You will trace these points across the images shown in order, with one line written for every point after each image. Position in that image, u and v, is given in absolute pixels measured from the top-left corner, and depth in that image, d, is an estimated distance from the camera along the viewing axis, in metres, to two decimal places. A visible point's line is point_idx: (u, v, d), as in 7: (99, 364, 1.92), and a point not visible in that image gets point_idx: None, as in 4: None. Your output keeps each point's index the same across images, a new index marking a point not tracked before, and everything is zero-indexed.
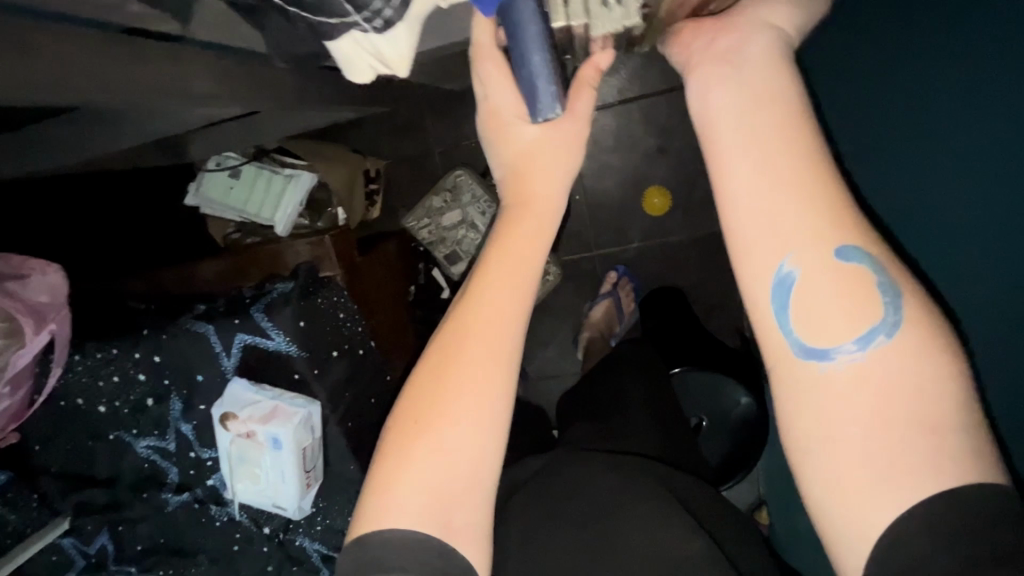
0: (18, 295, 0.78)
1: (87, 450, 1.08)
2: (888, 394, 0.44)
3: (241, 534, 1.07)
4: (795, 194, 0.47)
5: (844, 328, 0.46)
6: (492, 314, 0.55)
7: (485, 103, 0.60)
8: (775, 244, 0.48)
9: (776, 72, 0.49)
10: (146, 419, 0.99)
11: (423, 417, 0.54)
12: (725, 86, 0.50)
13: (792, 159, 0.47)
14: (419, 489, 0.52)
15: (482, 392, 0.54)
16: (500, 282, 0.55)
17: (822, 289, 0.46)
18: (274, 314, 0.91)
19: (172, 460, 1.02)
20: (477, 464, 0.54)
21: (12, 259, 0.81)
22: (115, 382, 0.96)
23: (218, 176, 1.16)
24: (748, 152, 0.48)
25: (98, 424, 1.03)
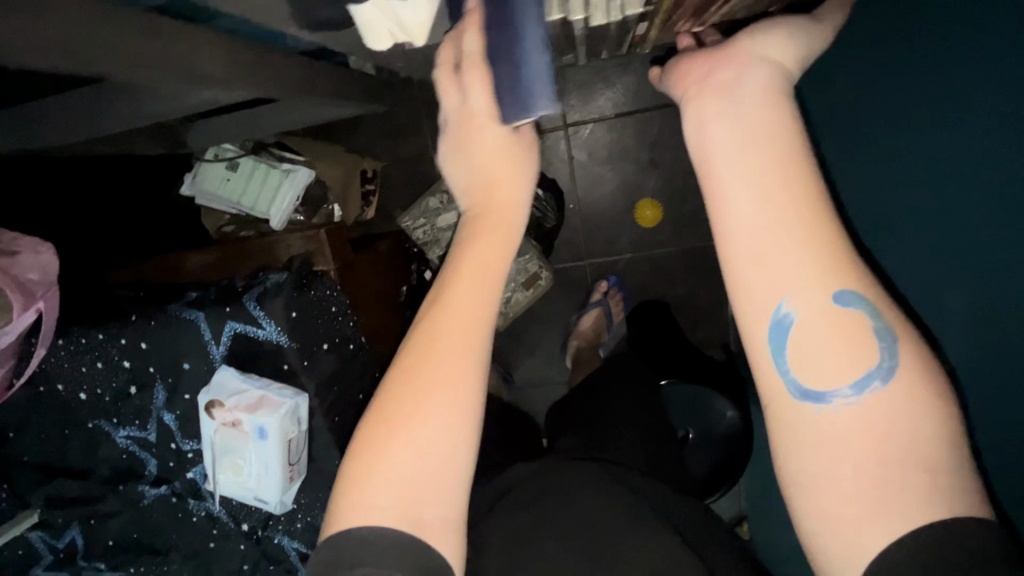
0: (8, 271, 0.77)
1: (63, 439, 1.05)
2: (884, 434, 0.45)
3: (217, 531, 1.05)
4: (793, 235, 0.47)
5: (837, 368, 0.46)
6: (461, 319, 0.55)
7: (461, 109, 0.59)
8: (773, 285, 0.47)
9: (774, 112, 0.49)
10: (128, 408, 0.98)
11: (393, 420, 0.54)
12: (724, 123, 0.50)
13: (789, 204, 0.47)
14: (390, 495, 0.52)
15: (455, 389, 0.54)
16: (469, 287, 0.56)
17: (818, 330, 0.47)
18: (264, 303, 0.91)
19: (153, 451, 1.01)
20: (452, 467, 0.54)
21: (3, 236, 0.80)
22: (97, 369, 0.95)
23: (214, 167, 1.16)
24: (747, 190, 0.48)
25: (77, 411, 1.01)
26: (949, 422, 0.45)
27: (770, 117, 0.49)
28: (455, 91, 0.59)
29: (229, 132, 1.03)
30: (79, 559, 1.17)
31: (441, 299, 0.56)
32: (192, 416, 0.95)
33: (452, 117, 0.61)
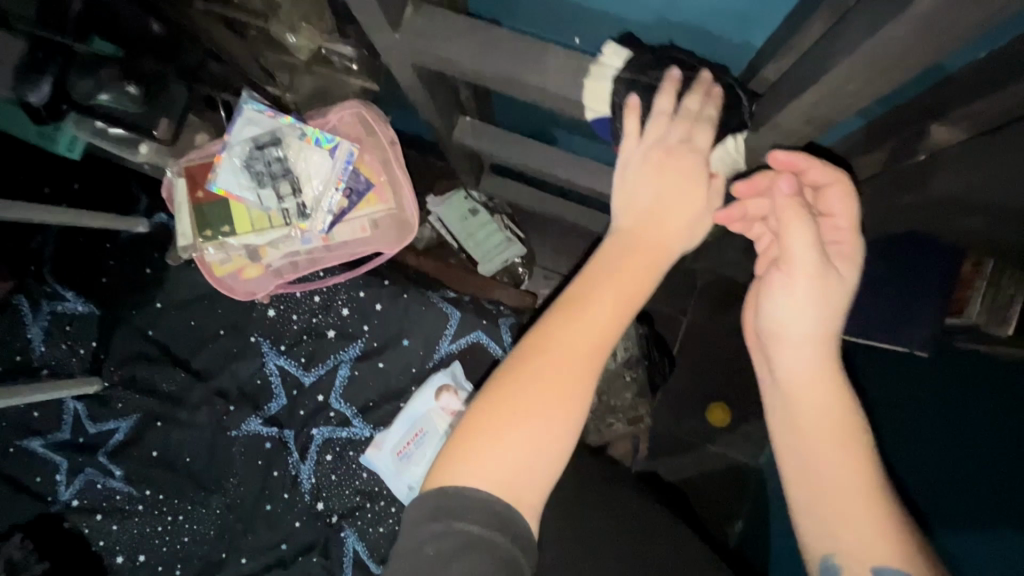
0: (399, 210, 0.89)
1: (208, 337, 1.07)
2: (837, 506, 0.54)
3: (289, 497, 1.03)
4: (833, 383, 0.58)
5: (831, 494, 0.55)
6: (803, 383, 0.59)
7: (834, 181, 0.57)
8: (807, 391, 0.59)
9: (819, 292, 0.57)
10: (308, 344, 1.05)
11: (508, 420, 0.51)
12: (780, 290, 0.58)
13: (824, 382, 0.59)
14: (513, 471, 0.50)
15: (813, 447, 0.57)
16: (792, 353, 0.60)
17: (820, 433, 0.57)
18: (512, 331, 1.04)
19: (294, 392, 1.05)
20: (812, 533, 0.56)
21: (399, 175, 0.87)
22: (313, 303, 1.05)
23: (459, 202, 1.16)
24: (813, 327, 0.58)
25: (252, 321, 1.06)
26: (903, 537, 0.52)
27: (806, 293, 0.57)
28: (832, 177, 0.57)
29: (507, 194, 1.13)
30: (101, 453, 1.05)
31: (568, 315, 0.53)
32: (367, 381, 1.03)
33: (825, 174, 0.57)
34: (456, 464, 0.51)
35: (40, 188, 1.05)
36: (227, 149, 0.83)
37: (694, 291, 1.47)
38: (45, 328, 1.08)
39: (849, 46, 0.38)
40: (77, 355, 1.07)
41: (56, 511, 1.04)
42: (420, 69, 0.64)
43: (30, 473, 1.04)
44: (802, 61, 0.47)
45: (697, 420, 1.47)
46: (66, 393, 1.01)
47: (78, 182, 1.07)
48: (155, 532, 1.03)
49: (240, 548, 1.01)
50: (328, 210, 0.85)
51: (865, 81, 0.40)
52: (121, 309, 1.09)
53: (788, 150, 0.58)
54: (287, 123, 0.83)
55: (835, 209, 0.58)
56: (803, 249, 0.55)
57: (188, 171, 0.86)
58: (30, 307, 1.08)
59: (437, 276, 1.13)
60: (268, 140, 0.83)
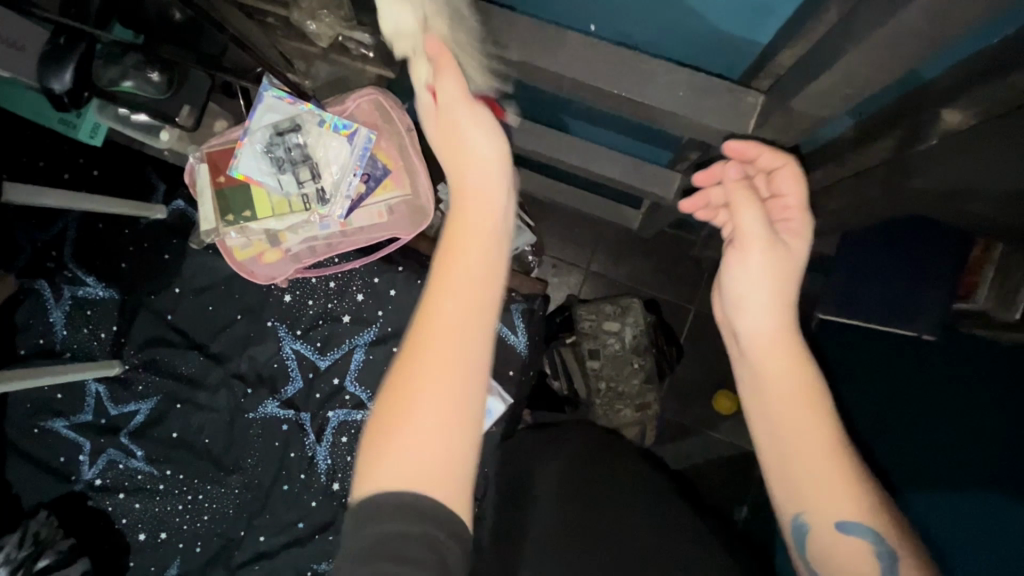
0: (417, 198, 0.89)
1: (225, 322, 1.09)
2: (800, 465, 0.54)
3: (305, 477, 1.05)
4: (792, 347, 0.57)
5: (796, 455, 0.54)
6: (766, 355, 0.58)
7: (784, 162, 0.59)
8: (767, 357, 0.58)
9: (764, 267, 0.58)
10: (323, 329, 1.07)
11: (402, 415, 0.49)
12: (734, 265, 0.60)
13: (783, 349, 0.57)
14: (420, 463, 0.48)
15: (774, 412, 0.56)
16: (747, 327, 0.59)
17: (785, 396, 0.56)
18: (524, 318, 1.06)
19: (310, 376, 1.07)
20: (782, 492, 0.55)
21: (417, 163, 0.88)
22: (328, 288, 1.07)
23: None
24: (765, 301, 0.58)
25: (268, 306, 1.08)
26: (863, 487, 0.53)
27: (756, 267, 0.58)
28: (780, 159, 0.60)
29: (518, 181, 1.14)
30: (122, 434, 1.08)
31: (432, 298, 0.52)
32: (381, 366, 1.06)
33: (769, 157, 0.60)
34: (367, 471, 0.49)
35: (60, 174, 1.07)
36: (248, 135, 0.84)
37: (703, 279, 1.48)
38: (67, 312, 1.11)
39: (865, 31, 0.39)
40: (99, 339, 1.10)
41: (80, 489, 1.07)
42: None
43: (54, 453, 1.07)
44: (817, 46, 0.47)
45: (704, 407, 1.49)
46: (89, 375, 1.04)
47: (98, 169, 1.09)
48: (175, 510, 1.06)
49: (259, 527, 1.05)
50: (346, 195, 0.86)
51: (882, 66, 0.41)
52: (140, 294, 1.11)
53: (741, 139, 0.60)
54: (307, 109, 0.85)
55: (786, 189, 0.60)
56: (752, 223, 0.58)
57: (211, 157, 0.88)
58: (53, 292, 1.11)
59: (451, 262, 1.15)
60: (288, 126, 0.84)
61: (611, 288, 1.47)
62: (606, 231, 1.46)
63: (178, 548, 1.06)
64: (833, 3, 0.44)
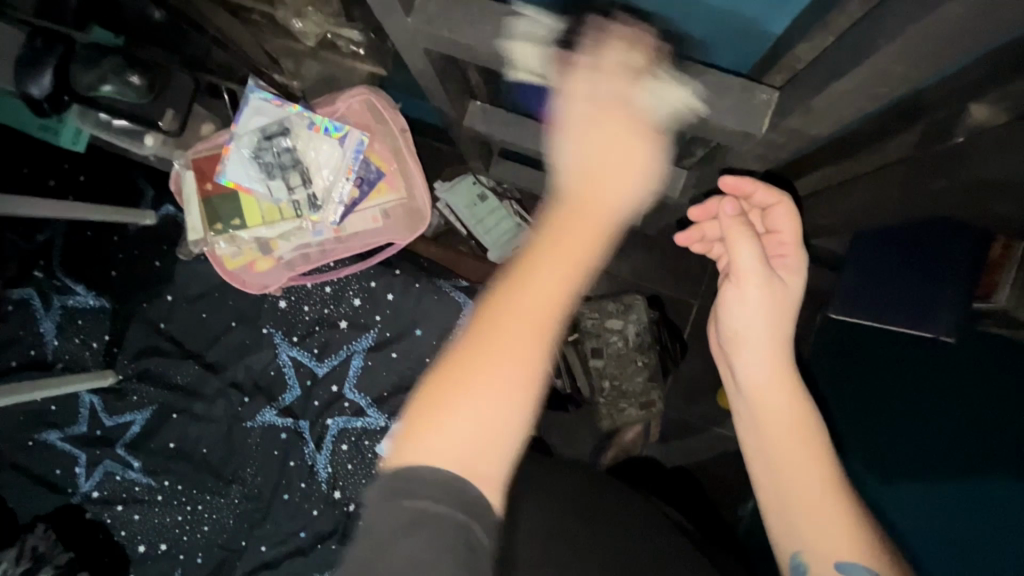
0: (411, 200, 0.87)
1: (220, 329, 1.07)
2: (797, 499, 0.57)
3: (305, 486, 1.03)
4: (788, 386, 0.60)
5: (792, 492, 0.57)
6: (764, 390, 0.61)
7: (776, 202, 0.63)
8: (767, 393, 0.61)
9: (764, 302, 0.60)
10: (320, 335, 1.04)
11: (457, 391, 0.47)
12: (734, 303, 0.61)
13: (780, 388, 0.60)
14: (462, 444, 0.46)
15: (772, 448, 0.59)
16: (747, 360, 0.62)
17: (778, 435, 0.60)
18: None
19: (308, 383, 1.05)
20: (779, 527, 0.58)
21: (410, 164, 0.85)
22: (324, 294, 1.04)
23: (468, 187, 1.14)
24: (764, 339, 0.60)
25: (263, 313, 1.06)
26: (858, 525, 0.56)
27: (755, 304, 0.60)
28: (773, 199, 0.63)
29: (517, 179, 1.10)
30: (118, 446, 1.06)
31: (515, 281, 0.49)
32: (380, 372, 1.03)
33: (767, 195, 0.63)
34: (408, 440, 0.47)
35: (46, 181, 1.04)
36: (236, 141, 0.81)
37: (707, 274, 1.45)
38: (58, 322, 1.08)
39: (897, 26, 0.36)
40: (91, 349, 1.08)
41: (77, 502, 1.05)
42: (431, 53, 0.61)
43: (50, 466, 1.05)
44: (840, 40, 0.44)
45: (708, 402, 1.47)
46: (82, 387, 1.02)
47: (84, 175, 1.06)
48: (175, 521, 1.04)
49: (259, 537, 1.03)
50: (339, 200, 0.84)
51: (912, 63, 0.38)
52: (132, 302, 1.08)
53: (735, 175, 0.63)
54: (296, 112, 0.81)
55: (779, 227, 0.63)
56: (750, 260, 0.58)
57: (197, 164, 0.85)
58: (42, 302, 1.08)
59: (449, 263, 1.12)
60: (276, 130, 0.81)
61: (613, 285, 1.44)
62: None
63: (179, 560, 1.04)
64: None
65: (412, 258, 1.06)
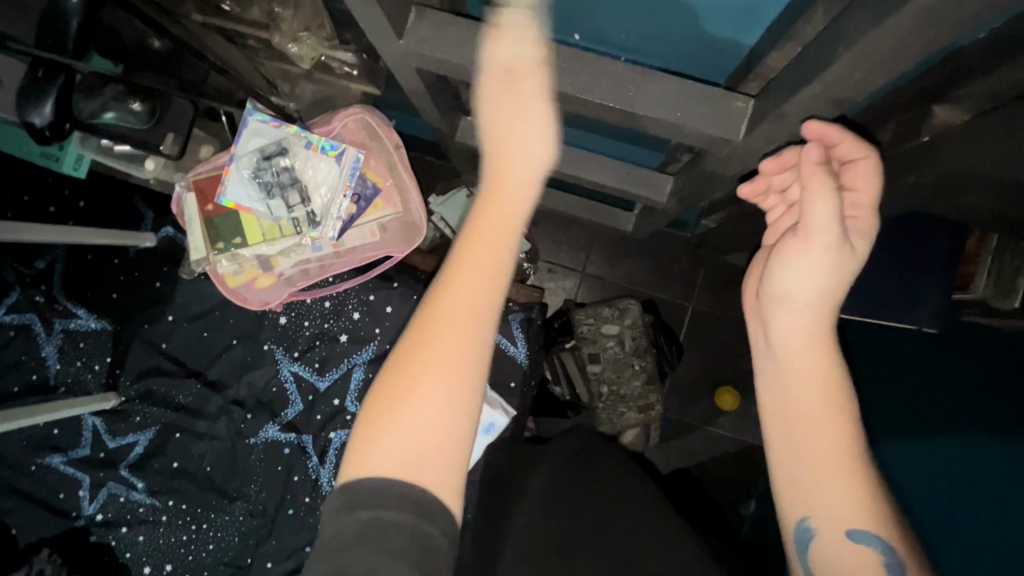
0: (408, 213, 0.89)
1: (222, 347, 1.08)
2: (815, 466, 0.54)
3: (310, 500, 1.04)
4: (824, 353, 0.57)
5: (814, 457, 0.54)
6: (796, 354, 0.57)
7: (863, 153, 0.54)
8: (800, 356, 0.57)
9: (826, 266, 0.55)
10: (321, 350, 1.06)
11: (398, 399, 0.50)
12: (791, 259, 0.56)
13: (816, 354, 0.57)
14: (410, 449, 0.48)
15: (796, 409, 0.56)
16: (784, 322, 0.58)
17: (806, 400, 0.56)
18: (522, 327, 1.06)
19: (310, 398, 1.06)
20: (792, 492, 0.55)
21: (405, 179, 0.88)
22: (323, 309, 1.06)
23: (463, 201, 1.13)
24: (812, 301, 0.56)
25: (263, 329, 1.07)
26: (875, 501, 0.52)
27: (813, 265, 0.55)
28: (863, 152, 0.54)
29: None
30: (122, 467, 1.06)
31: (440, 288, 0.52)
32: None
33: (858, 145, 0.53)
34: (355, 457, 0.49)
35: (46, 208, 1.06)
36: (235, 161, 0.83)
37: (699, 276, 1.47)
38: (60, 347, 1.09)
39: (854, 37, 0.39)
40: (93, 372, 1.09)
41: (81, 525, 1.05)
42: (422, 72, 0.64)
43: (53, 491, 1.05)
44: (806, 48, 0.47)
45: (706, 403, 1.48)
46: (85, 410, 1.02)
47: (83, 201, 1.08)
48: (179, 541, 1.04)
49: (265, 553, 1.03)
50: (337, 216, 0.86)
51: (872, 71, 0.41)
52: (134, 324, 1.10)
53: (823, 118, 0.51)
54: (293, 132, 0.84)
55: (858, 184, 0.56)
56: (827, 219, 0.53)
57: (198, 185, 0.87)
58: (44, 327, 1.09)
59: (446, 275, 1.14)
60: (275, 150, 0.83)
61: (608, 291, 1.46)
62: (599, 233, 1.45)
63: None
64: (819, 5, 0.44)
65: (409, 270, 1.08)
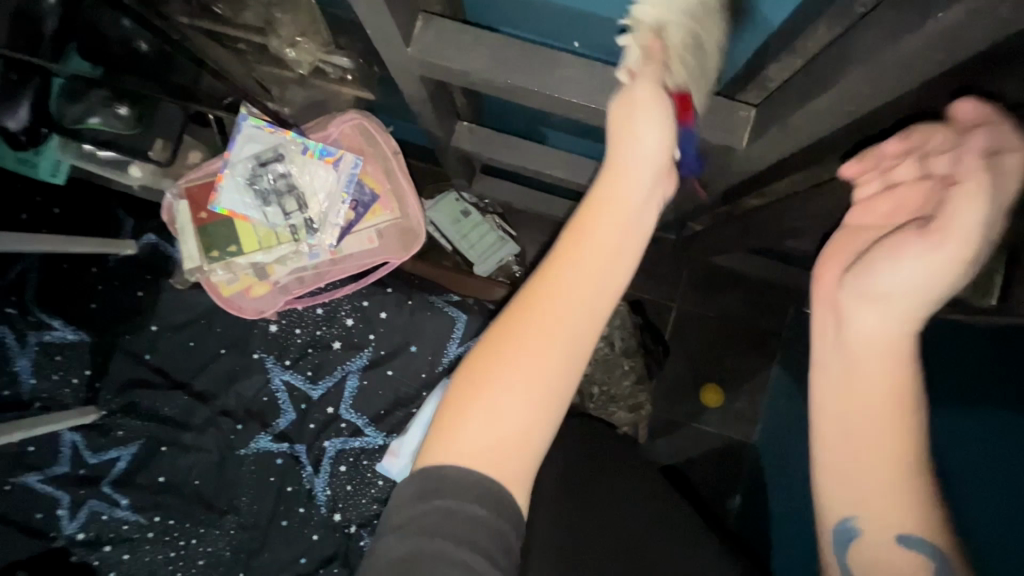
0: (404, 218, 0.89)
1: (210, 357, 1.05)
2: (862, 461, 0.48)
3: (304, 511, 1.02)
4: (896, 345, 0.49)
5: (867, 458, 0.48)
6: (866, 349, 0.50)
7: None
8: (872, 354, 0.49)
9: (925, 275, 0.46)
10: (313, 358, 1.04)
11: (482, 382, 0.44)
12: (915, 245, 0.46)
13: (890, 350, 0.49)
14: (487, 451, 0.43)
15: (849, 405, 0.49)
16: (857, 310, 0.50)
17: (865, 399, 0.49)
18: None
19: (303, 407, 1.04)
20: (840, 488, 0.49)
21: (402, 184, 0.87)
22: (316, 314, 1.04)
23: (450, 205, 1.17)
24: (894, 297, 0.47)
25: (254, 338, 1.05)
26: (930, 509, 0.47)
27: (910, 271, 0.46)
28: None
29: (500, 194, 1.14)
30: (104, 483, 1.03)
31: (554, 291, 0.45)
32: (377, 390, 1.04)
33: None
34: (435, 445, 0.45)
35: (18, 215, 1.01)
36: (230, 167, 0.82)
37: (684, 278, 1.51)
38: (34, 360, 1.05)
39: (864, 54, 0.40)
40: (71, 386, 1.05)
41: (60, 545, 1.01)
42: (425, 79, 0.64)
43: (30, 510, 1.01)
44: (813, 61, 0.48)
45: (691, 400, 1.52)
46: (65, 425, 0.98)
47: (58, 207, 1.04)
48: (167, 557, 1.01)
49: (258, 567, 1.01)
50: (335, 222, 0.85)
51: (881, 87, 0.42)
52: (115, 336, 1.06)
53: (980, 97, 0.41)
54: (289, 138, 0.82)
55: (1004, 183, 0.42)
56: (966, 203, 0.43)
57: (190, 192, 0.85)
58: (17, 340, 1.04)
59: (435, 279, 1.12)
60: (270, 156, 0.82)
61: None
62: None
63: None
64: (824, 21, 0.46)
65: (402, 275, 1.08)
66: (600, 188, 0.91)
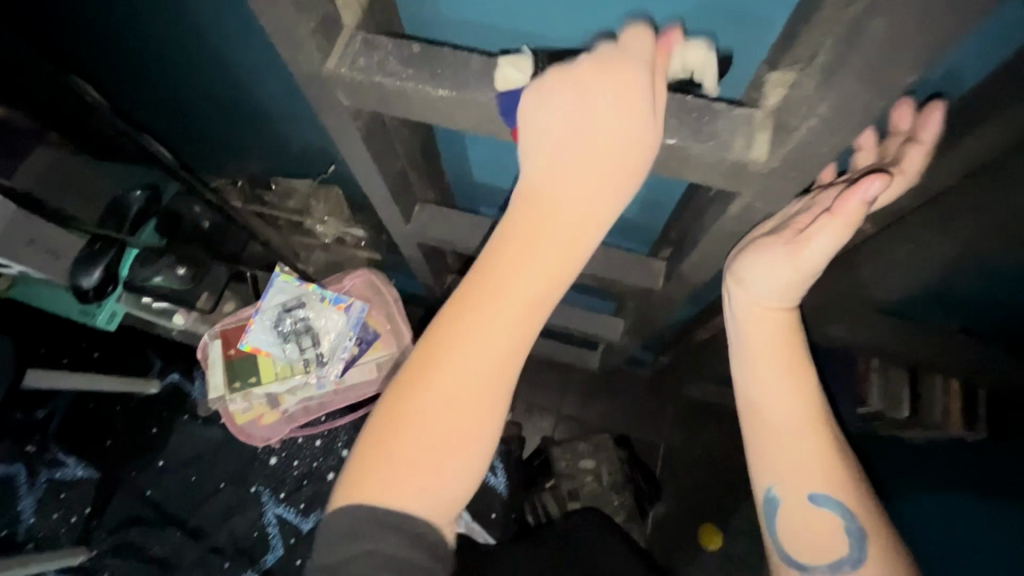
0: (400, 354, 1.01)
1: (208, 492, 1.10)
2: (813, 523, 0.50)
3: None
4: (793, 401, 0.52)
5: (810, 515, 0.50)
6: (782, 419, 0.52)
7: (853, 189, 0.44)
8: (788, 424, 0.52)
9: (789, 281, 0.50)
10: (307, 490, 1.10)
11: (411, 428, 0.45)
12: (763, 260, 0.50)
13: (799, 418, 0.52)
14: (427, 454, 0.45)
15: (785, 468, 0.51)
16: (770, 395, 0.52)
17: (791, 466, 0.51)
18: (502, 458, 1.15)
19: (292, 541, 1.07)
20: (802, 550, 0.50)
21: (400, 325, 1.00)
22: (312, 446, 1.12)
23: None
24: (772, 372, 0.53)
25: (253, 471, 1.11)
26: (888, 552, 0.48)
27: (779, 271, 0.49)
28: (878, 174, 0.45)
29: None
30: None
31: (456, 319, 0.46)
32: None
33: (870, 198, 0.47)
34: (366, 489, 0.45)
35: (60, 359, 1.15)
36: (260, 313, 0.98)
37: (665, 411, 1.58)
38: (39, 498, 1.10)
39: None
40: (69, 524, 1.08)
41: None
42: (421, 245, 0.83)
43: None
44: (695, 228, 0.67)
45: (685, 539, 1.49)
46: (56, 565, 1.00)
47: (98, 351, 1.18)
48: None
49: None
50: (341, 357, 0.98)
51: None
52: (121, 472, 1.12)
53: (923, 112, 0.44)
54: (311, 289, 0.99)
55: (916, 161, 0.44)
56: (812, 248, 0.46)
57: (224, 334, 1.00)
58: (28, 477, 1.11)
59: None
60: (295, 303, 0.98)
61: (583, 427, 1.55)
62: (571, 373, 1.59)
63: None
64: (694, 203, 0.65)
65: None
66: (568, 326, 1.07)
